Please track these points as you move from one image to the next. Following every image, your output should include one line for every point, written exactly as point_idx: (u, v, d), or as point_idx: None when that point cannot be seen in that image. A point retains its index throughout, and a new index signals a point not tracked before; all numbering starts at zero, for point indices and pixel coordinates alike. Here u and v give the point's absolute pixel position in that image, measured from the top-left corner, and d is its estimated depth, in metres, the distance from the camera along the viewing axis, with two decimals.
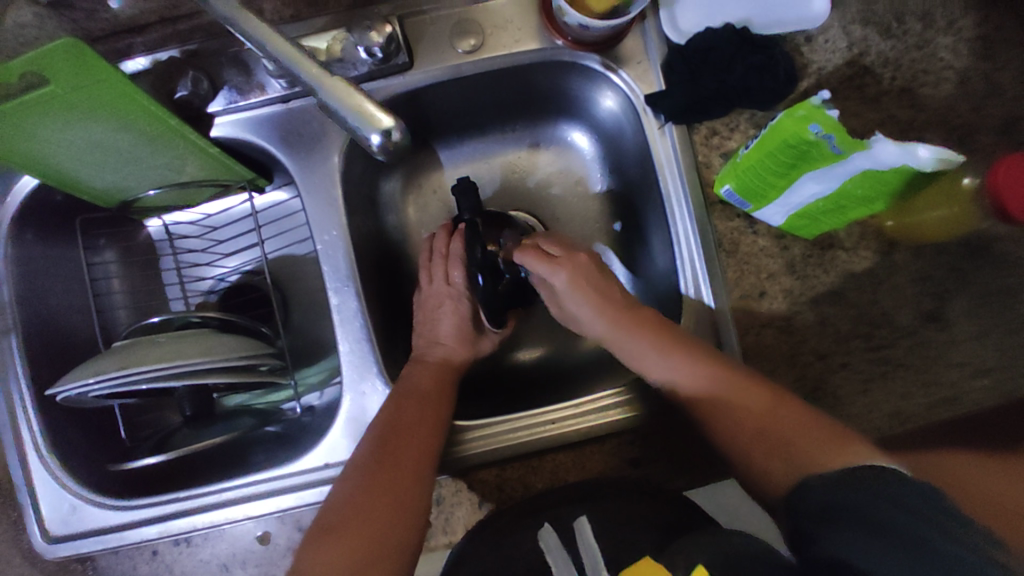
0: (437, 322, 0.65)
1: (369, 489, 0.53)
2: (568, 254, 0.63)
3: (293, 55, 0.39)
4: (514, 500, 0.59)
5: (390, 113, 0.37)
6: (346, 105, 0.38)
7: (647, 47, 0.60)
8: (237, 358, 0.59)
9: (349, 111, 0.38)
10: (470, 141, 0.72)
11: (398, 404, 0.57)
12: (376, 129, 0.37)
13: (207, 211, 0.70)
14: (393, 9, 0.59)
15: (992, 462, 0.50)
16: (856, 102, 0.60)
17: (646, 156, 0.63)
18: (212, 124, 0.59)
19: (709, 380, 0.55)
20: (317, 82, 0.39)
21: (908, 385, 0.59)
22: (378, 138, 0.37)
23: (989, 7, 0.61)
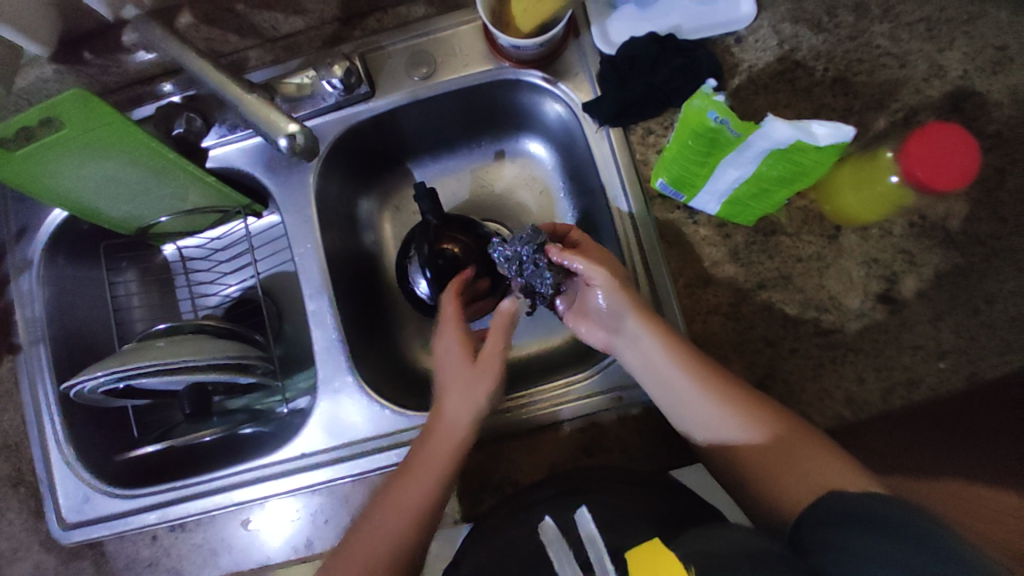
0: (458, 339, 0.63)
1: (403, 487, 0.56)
2: (598, 254, 0.62)
3: (224, 82, 0.54)
4: (484, 493, 0.62)
5: (296, 121, 0.53)
6: (262, 119, 0.54)
7: (583, 61, 0.65)
8: (224, 357, 0.66)
9: (264, 123, 0.53)
10: (440, 158, 0.78)
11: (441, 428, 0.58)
12: (284, 135, 0.53)
13: (210, 235, 0.79)
14: (356, 47, 0.67)
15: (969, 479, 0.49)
16: (788, 94, 0.62)
17: (591, 158, 0.67)
18: (206, 156, 0.69)
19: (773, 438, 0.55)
20: (240, 101, 0.54)
21: (863, 370, 0.59)
22: (286, 141, 0.53)
23: None
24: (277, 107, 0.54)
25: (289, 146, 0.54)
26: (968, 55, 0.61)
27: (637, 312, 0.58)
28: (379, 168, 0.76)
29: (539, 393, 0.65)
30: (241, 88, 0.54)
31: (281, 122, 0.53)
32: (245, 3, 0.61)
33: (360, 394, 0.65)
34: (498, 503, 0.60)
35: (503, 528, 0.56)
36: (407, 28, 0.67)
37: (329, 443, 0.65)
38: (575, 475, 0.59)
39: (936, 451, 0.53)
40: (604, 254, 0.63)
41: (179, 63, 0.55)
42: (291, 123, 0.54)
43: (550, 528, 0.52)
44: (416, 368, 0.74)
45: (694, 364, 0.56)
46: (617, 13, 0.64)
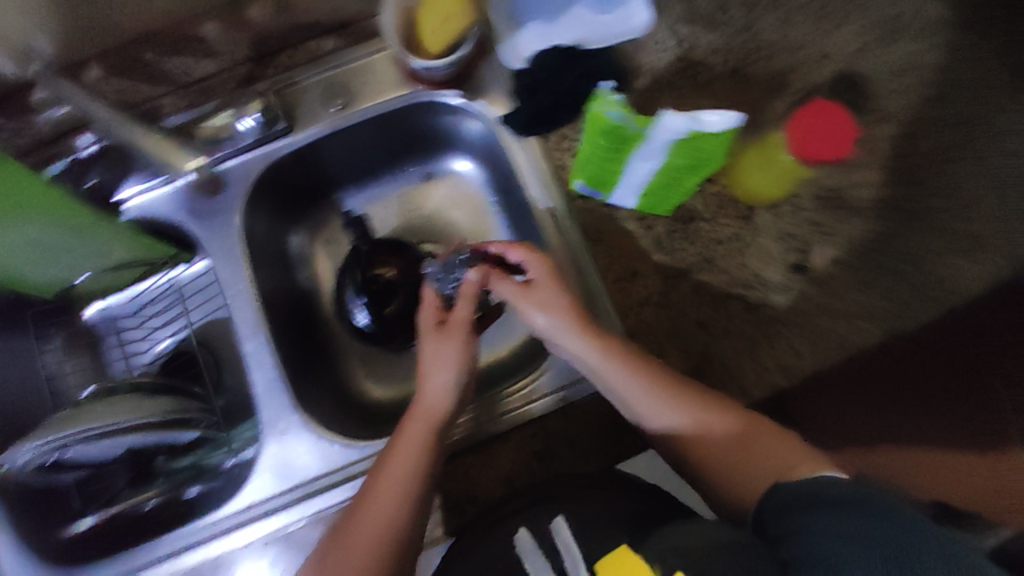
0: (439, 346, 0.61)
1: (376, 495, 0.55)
2: (540, 277, 0.62)
3: (114, 117, 0.59)
4: (452, 515, 0.61)
5: (196, 157, 0.64)
6: (157, 153, 0.62)
7: (496, 77, 0.68)
8: (162, 414, 0.63)
9: (161, 158, 0.62)
10: (369, 186, 0.79)
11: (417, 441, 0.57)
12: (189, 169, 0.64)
13: (138, 290, 0.77)
14: (271, 84, 0.67)
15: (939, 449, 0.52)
16: (690, 90, 0.66)
17: (512, 169, 0.69)
18: (121, 208, 0.67)
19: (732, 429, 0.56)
20: (130, 136, 0.60)
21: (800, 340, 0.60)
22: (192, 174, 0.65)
23: None
24: (170, 142, 0.63)
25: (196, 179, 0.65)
26: (862, 31, 0.65)
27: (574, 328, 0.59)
28: (309, 202, 0.76)
29: (498, 396, 0.65)
30: (130, 121, 0.60)
31: (182, 159, 0.63)
32: (153, 51, 0.61)
33: (303, 429, 0.64)
34: (472, 520, 0.60)
35: (478, 544, 0.56)
36: (321, 61, 0.68)
37: (281, 487, 0.63)
38: (541, 482, 0.60)
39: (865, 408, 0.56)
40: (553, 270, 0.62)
41: (62, 96, 0.58)
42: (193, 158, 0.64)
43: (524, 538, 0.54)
44: (368, 397, 0.73)
45: (637, 372, 0.57)
46: (526, 30, 0.67)
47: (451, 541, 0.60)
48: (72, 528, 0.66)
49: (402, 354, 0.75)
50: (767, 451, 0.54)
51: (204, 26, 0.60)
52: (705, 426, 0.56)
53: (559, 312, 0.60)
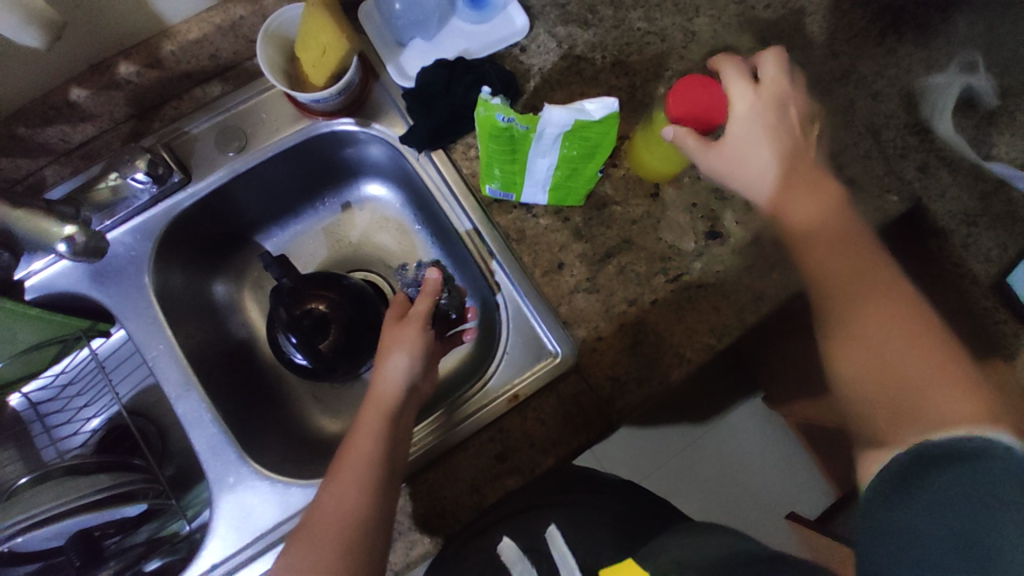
0: (389, 347, 0.61)
1: (328, 511, 0.53)
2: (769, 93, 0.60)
3: None
4: (435, 534, 0.60)
5: (70, 223, 0.57)
6: (26, 229, 0.54)
7: (388, 99, 0.68)
8: (94, 493, 0.61)
9: (32, 233, 0.55)
10: (288, 224, 0.78)
11: (363, 442, 0.55)
12: (62, 240, 0.56)
13: (54, 371, 0.73)
14: (159, 138, 0.66)
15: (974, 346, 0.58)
16: (579, 84, 0.69)
17: (423, 184, 0.70)
18: (23, 288, 0.64)
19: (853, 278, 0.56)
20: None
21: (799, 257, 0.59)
22: (65, 245, 0.57)
23: None
24: (42, 211, 0.55)
25: (70, 249, 0.57)
26: (714, 18, 0.72)
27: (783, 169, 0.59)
28: (224, 251, 0.74)
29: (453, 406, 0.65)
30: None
31: (51, 228, 0.55)
32: (25, 125, 0.58)
33: (256, 480, 0.62)
34: (453, 533, 0.59)
35: None
36: (208, 108, 0.67)
37: (242, 543, 0.61)
38: (519, 484, 0.61)
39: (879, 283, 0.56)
40: (779, 91, 0.60)
41: None
42: (65, 225, 0.57)
43: (509, 548, 0.57)
44: (322, 434, 0.72)
45: (840, 228, 0.58)
46: (409, 50, 0.69)
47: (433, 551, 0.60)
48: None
49: (350, 385, 0.74)
50: (872, 319, 0.54)
51: (74, 91, 0.59)
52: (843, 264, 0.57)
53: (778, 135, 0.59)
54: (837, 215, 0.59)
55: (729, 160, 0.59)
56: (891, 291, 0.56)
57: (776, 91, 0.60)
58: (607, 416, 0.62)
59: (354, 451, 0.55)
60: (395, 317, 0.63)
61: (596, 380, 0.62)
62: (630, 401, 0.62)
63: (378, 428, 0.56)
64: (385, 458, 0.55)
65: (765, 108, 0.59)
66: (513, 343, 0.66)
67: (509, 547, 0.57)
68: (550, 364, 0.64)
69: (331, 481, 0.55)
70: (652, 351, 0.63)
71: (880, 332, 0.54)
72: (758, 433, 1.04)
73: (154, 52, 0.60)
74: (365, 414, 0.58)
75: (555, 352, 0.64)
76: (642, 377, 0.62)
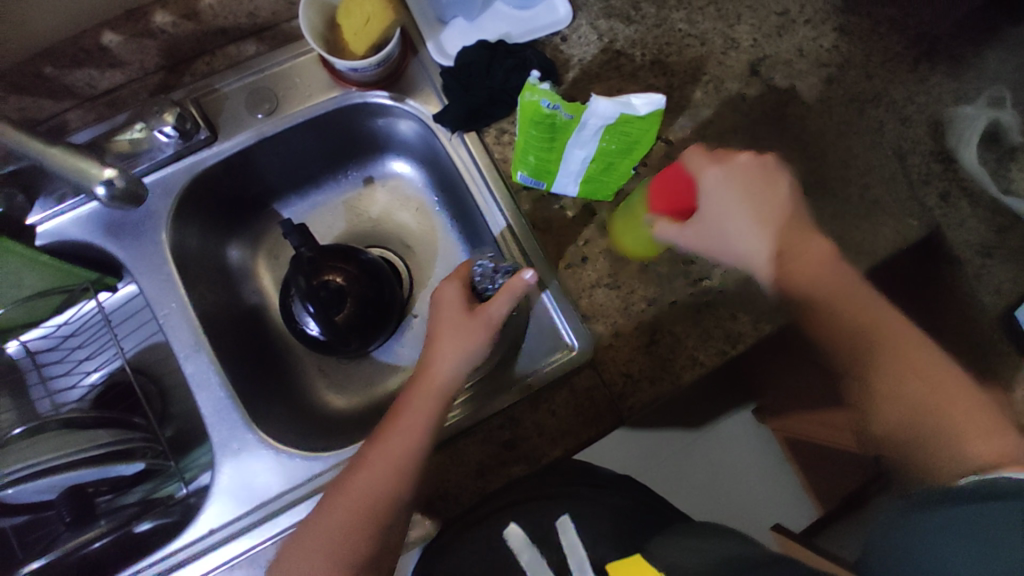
0: (449, 336, 0.61)
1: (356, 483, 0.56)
2: (737, 166, 0.61)
3: (18, 136, 0.50)
4: (439, 515, 0.60)
5: (111, 166, 0.54)
6: (66, 168, 0.51)
7: (425, 75, 0.68)
8: (96, 448, 0.60)
9: (71, 172, 0.51)
10: (309, 193, 0.77)
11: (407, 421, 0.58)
12: (101, 181, 0.53)
13: (56, 322, 0.72)
14: (188, 93, 0.64)
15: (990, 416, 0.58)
16: (618, 80, 0.68)
17: (453, 164, 0.69)
18: (34, 233, 0.63)
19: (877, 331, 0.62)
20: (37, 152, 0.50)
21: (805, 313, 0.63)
22: (104, 188, 0.53)
23: None
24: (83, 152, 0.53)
25: (108, 192, 0.54)
26: (756, 26, 0.72)
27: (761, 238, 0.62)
28: (244, 214, 0.73)
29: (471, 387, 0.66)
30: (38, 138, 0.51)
31: (91, 169, 0.52)
32: (53, 65, 0.57)
33: (260, 449, 0.61)
34: (455, 515, 0.60)
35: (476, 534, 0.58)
36: (241, 67, 0.65)
37: (240, 509, 0.61)
38: (524, 474, 0.61)
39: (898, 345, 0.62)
40: (748, 166, 0.61)
41: None
42: (106, 168, 0.54)
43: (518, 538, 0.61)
44: (327, 409, 0.71)
45: (839, 287, 0.62)
46: (449, 28, 0.68)
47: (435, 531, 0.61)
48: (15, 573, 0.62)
49: (359, 362, 0.74)
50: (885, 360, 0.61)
51: (107, 35, 0.58)
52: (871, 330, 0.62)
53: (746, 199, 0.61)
54: (835, 267, 0.62)
55: (710, 237, 0.61)
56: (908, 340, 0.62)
57: (743, 162, 0.61)
58: (617, 414, 0.62)
59: (402, 429, 0.57)
60: (462, 306, 0.62)
61: (611, 378, 0.62)
62: (642, 399, 0.62)
63: (426, 410, 0.58)
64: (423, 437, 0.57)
65: (739, 177, 0.61)
66: (533, 332, 0.66)
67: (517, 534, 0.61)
68: (566, 357, 0.63)
69: (369, 454, 0.57)
70: (668, 351, 0.63)
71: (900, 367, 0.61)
72: (744, 440, 1.03)
73: (192, 3, 0.59)
74: (413, 392, 0.60)
75: (571, 344, 0.64)
76: (656, 376, 0.62)
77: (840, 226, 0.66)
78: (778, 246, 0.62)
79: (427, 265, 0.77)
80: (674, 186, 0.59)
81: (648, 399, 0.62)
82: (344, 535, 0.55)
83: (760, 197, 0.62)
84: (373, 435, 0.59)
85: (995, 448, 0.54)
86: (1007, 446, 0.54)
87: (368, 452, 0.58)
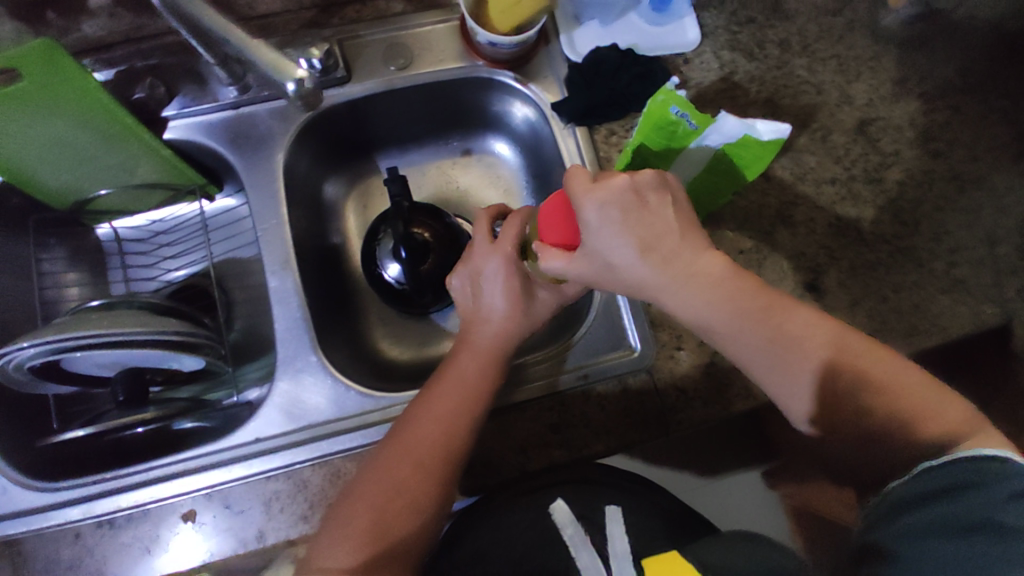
0: (487, 297, 0.64)
1: (403, 436, 0.57)
2: (607, 185, 0.49)
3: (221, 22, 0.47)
4: (481, 478, 0.62)
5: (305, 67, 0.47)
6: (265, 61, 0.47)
7: (552, 65, 0.71)
8: (172, 332, 0.62)
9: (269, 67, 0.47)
10: (409, 152, 0.80)
11: (456, 374, 0.61)
12: (291, 80, 0.47)
13: (153, 217, 0.76)
14: (334, 33, 0.69)
15: (946, 399, 0.51)
16: (730, 109, 0.71)
17: (556, 154, 0.72)
18: (165, 127, 0.66)
19: (825, 363, 0.52)
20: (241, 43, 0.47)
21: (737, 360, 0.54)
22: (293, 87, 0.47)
23: (843, 34, 0.75)
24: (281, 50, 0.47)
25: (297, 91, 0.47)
26: (872, 88, 0.73)
27: (660, 266, 0.51)
28: (350, 156, 0.77)
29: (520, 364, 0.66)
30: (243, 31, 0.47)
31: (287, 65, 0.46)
32: None
33: (320, 374, 0.65)
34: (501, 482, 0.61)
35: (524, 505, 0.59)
36: (386, 21, 0.70)
37: (286, 427, 0.64)
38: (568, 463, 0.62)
39: (837, 390, 0.52)
40: (624, 180, 0.49)
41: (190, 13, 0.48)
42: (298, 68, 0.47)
43: (563, 512, 0.54)
44: (379, 356, 0.74)
45: (770, 311, 0.53)
46: (583, 27, 0.72)
47: (474, 499, 0.62)
48: (52, 436, 0.65)
49: (417, 320, 0.77)
50: (826, 383, 0.52)
51: None
52: (811, 360, 0.52)
53: (633, 223, 0.50)
54: (753, 292, 0.53)
55: (609, 270, 0.52)
56: (849, 362, 0.52)
57: (616, 178, 0.49)
58: (664, 423, 0.63)
59: (454, 384, 0.60)
60: (524, 290, 0.63)
61: (665, 386, 0.64)
62: (693, 416, 0.63)
63: (480, 364, 0.61)
64: (479, 392, 0.60)
65: (622, 194, 0.49)
66: (594, 321, 0.67)
67: (563, 509, 0.53)
68: (627, 358, 0.65)
69: (419, 408, 0.59)
70: (725, 375, 0.64)
71: (836, 403, 0.52)
72: None
73: None
74: (462, 349, 0.63)
75: (633, 346, 0.65)
76: (708, 397, 0.63)
77: (915, 296, 0.67)
78: (678, 273, 0.52)
79: None
80: (559, 217, 0.51)
81: (698, 418, 0.63)
82: (411, 469, 0.55)
83: (647, 218, 0.50)
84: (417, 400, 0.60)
85: (949, 421, 0.50)
86: (960, 417, 0.50)
87: (410, 409, 0.59)
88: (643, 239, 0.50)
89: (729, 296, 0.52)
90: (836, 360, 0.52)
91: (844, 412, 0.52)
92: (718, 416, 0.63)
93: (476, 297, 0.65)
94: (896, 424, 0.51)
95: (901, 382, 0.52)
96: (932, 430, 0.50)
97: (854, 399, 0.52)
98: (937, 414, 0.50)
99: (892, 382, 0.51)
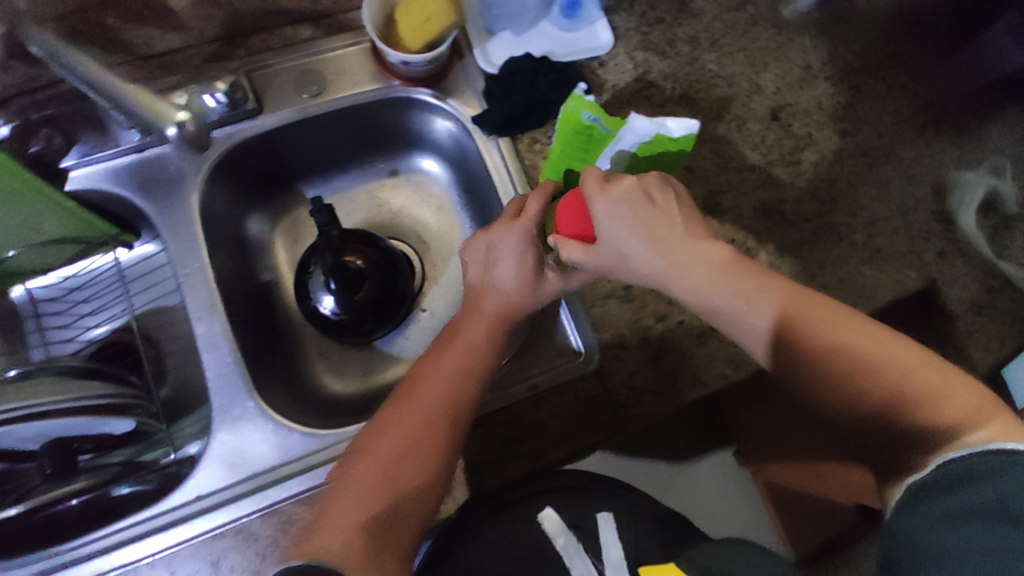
0: (480, 297, 0.62)
1: (375, 456, 0.54)
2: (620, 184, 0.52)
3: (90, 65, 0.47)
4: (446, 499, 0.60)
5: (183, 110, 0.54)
6: (143, 105, 0.50)
7: (468, 79, 0.71)
8: (96, 396, 0.59)
9: (147, 110, 0.51)
10: (335, 178, 0.78)
11: (429, 385, 0.57)
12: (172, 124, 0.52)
13: (65, 273, 0.71)
14: (241, 64, 0.67)
15: (959, 381, 0.48)
16: (647, 108, 0.72)
17: (482, 166, 0.71)
18: (65, 178, 0.63)
19: (824, 333, 0.50)
20: (118, 87, 0.48)
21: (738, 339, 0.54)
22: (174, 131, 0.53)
23: (748, 26, 0.78)
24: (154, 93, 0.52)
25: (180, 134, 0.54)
26: (780, 75, 0.76)
27: (665, 256, 0.52)
28: (273, 188, 0.75)
29: None
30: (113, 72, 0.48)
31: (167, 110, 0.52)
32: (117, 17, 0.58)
33: (260, 419, 0.62)
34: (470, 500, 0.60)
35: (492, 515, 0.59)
36: (295, 48, 0.68)
37: (229, 479, 0.61)
38: (530, 475, 0.61)
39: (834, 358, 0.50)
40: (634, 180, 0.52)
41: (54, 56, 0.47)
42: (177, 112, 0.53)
43: (551, 520, 0.59)
44: (323, 391, 0.71)
45: (758, 286, 0.52)
46: (496, 39, 0.72)
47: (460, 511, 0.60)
48: None
49: (361, 348, 0.74)
50: (830, 345, 0.50)
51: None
52: (807, 325, 0.51)
53: (634, 217, 0.51)
54: (754, 274, 0.52)
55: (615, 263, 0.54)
56: (850, 337, 0.50)
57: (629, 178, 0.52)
58: (617, 422, 0.63)
59: (427, 394, 0.56)
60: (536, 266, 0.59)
61: (614, 386, 0.64)
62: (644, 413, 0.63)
63: (454, 372, 0.58)
64: (452, 403, 0.56)
65: (632, 194, 0.52)
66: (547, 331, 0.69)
67: (551, 517, 0.59)
68: (574, 362, 0.66)
69: (390, 424, 0.55)
70: (672, 368, 0.64)
71: (832, 372, 0.50)
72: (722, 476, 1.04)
73: None
74: (446, 355, 0.59)
75: (579, 351, 0.66)
76: (659, 392, 0.64)
77: (841, 270, 0.70)
78: (676, 261, 0.52)
79: (444, 262, 0.78)
80: (574, 212, 0.54)
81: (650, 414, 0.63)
82: (396, 467, 0.53)
83: (655, 216, 0.52)
84: (403, 391, 0.58)
85: (961, 405, 0.47)
86: (974, 402, 0.47)
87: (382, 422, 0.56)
88: (651, 233, 0.52)
89: (728, 280, 0.51)
90: (837, 330, 0.51)
91: (839, 381, 0.50)
92: (671, 408, 0.63)
93: (487, 266, 0.62)
94: (904, 405, 0.48)
95: (910, 359, 0.49)
96: (943, 413, 0.47)
97: (854, 371, 0.50)
98: (946, 393, 0.47)
99: (903, 360, 0.49)
